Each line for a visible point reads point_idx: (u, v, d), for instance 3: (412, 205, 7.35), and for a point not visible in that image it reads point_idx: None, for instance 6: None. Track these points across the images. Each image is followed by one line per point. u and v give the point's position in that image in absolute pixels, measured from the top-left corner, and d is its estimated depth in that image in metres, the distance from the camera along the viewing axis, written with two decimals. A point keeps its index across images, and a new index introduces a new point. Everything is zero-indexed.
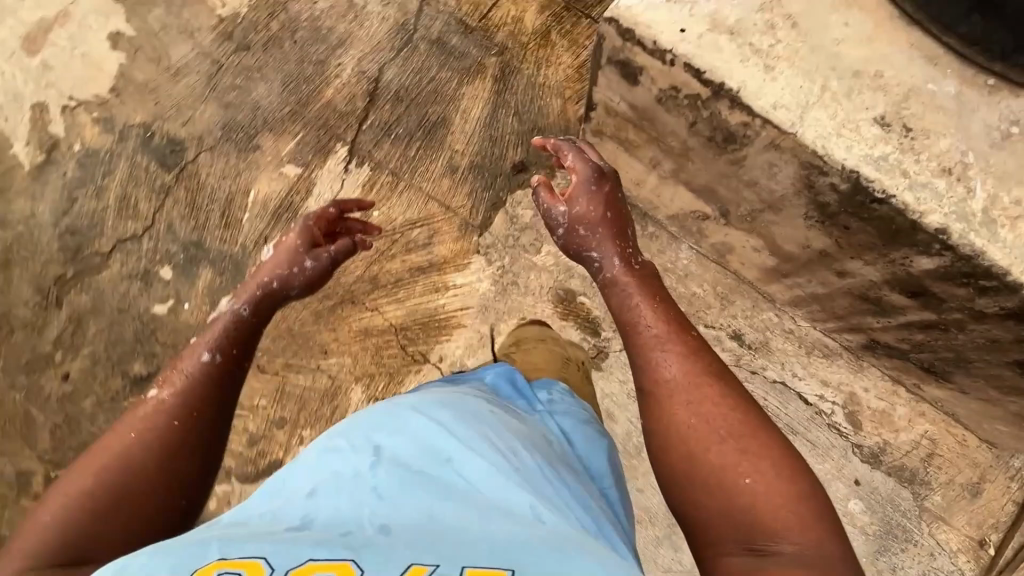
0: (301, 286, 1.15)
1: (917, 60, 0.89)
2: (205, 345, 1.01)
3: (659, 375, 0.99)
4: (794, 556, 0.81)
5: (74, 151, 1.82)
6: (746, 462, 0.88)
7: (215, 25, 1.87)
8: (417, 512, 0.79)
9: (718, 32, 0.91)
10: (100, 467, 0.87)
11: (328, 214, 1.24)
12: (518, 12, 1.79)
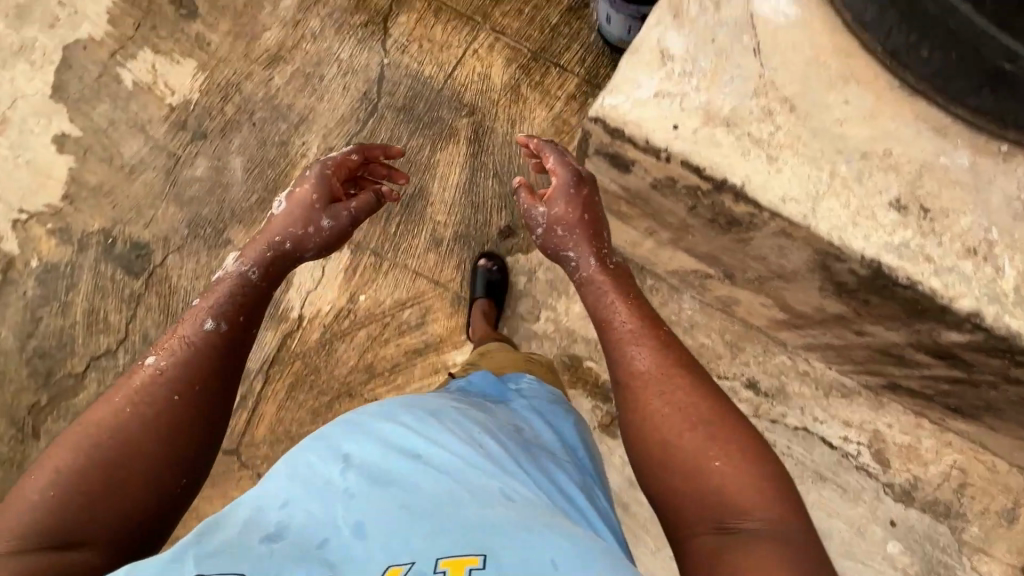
0: (316, 248, 1.10)
1: (925, 132, 0.84)
2: (209, 313, 0.94)
3: (635, 350, 0.95)
4: (768, 535, 0.75)
5: (32, 268, 1.71)
6: (720, 440, 0.84)
7: (166, 115, 1.77)
8: (390, 506, 0.72)
9: (714, 123, 0.85)
10: (89, 444, 0.78)
11: (350, 160, 1.20)
12: (484, 69, 1.73)
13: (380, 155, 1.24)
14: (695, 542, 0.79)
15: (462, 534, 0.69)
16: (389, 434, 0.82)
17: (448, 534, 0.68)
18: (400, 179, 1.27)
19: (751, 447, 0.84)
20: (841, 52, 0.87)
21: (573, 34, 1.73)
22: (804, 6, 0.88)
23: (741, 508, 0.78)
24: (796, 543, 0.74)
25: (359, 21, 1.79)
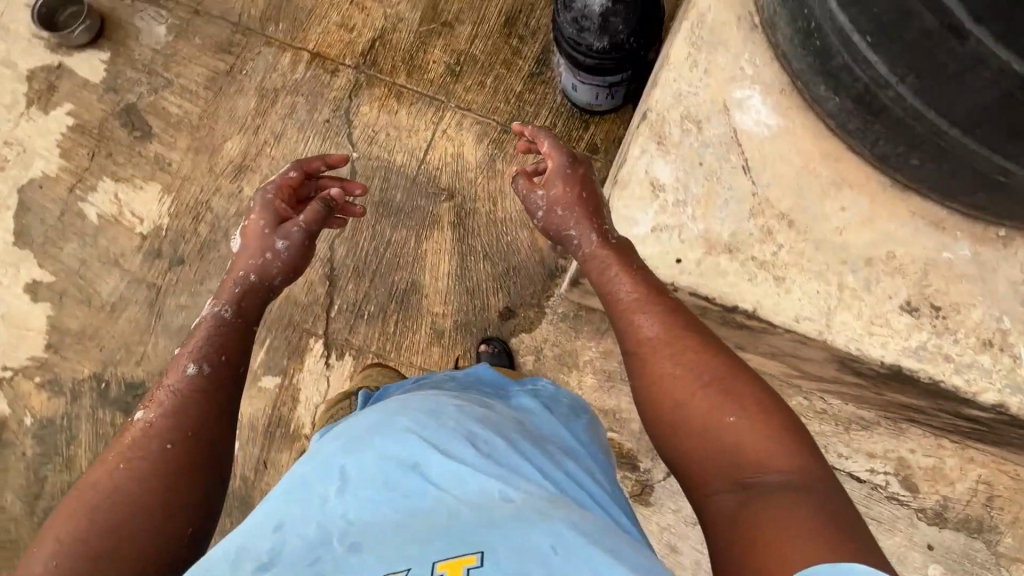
0: (281, 273, 1.18)
1: (923, 228, 0.94)
2: (191, 358, 1.00)
3: (634, 314, 0.92)
4: (782, 489, 0.74)
5: (27, 426, 1.65)
6: (733, 399, 0.82)
7: (139, 244, 1.71)
8: (386, 522, 0.73)
9: (717, 251, 0.98)
10: (95, 502, 0.81)
11: (292, 180, 1.27)
12: (456, 148, 1.70)
13: (321, 166, 1.29)
14: (717, 502, 0.78)
15: (457, 535, 0.69)
16: (385, 447, 0.83)
17: (441, 538, 0.68)
18: (354, 186, 1.31)
19: (764, 399, 0.82)
20: (828, 155, 0.98)
21: (540, 100, 1.71)
22: (783, 113, 0.99)
23: (756, 464, 0.77)
24: (817, 493, 0.73)
25: (321, 118, 1.74)
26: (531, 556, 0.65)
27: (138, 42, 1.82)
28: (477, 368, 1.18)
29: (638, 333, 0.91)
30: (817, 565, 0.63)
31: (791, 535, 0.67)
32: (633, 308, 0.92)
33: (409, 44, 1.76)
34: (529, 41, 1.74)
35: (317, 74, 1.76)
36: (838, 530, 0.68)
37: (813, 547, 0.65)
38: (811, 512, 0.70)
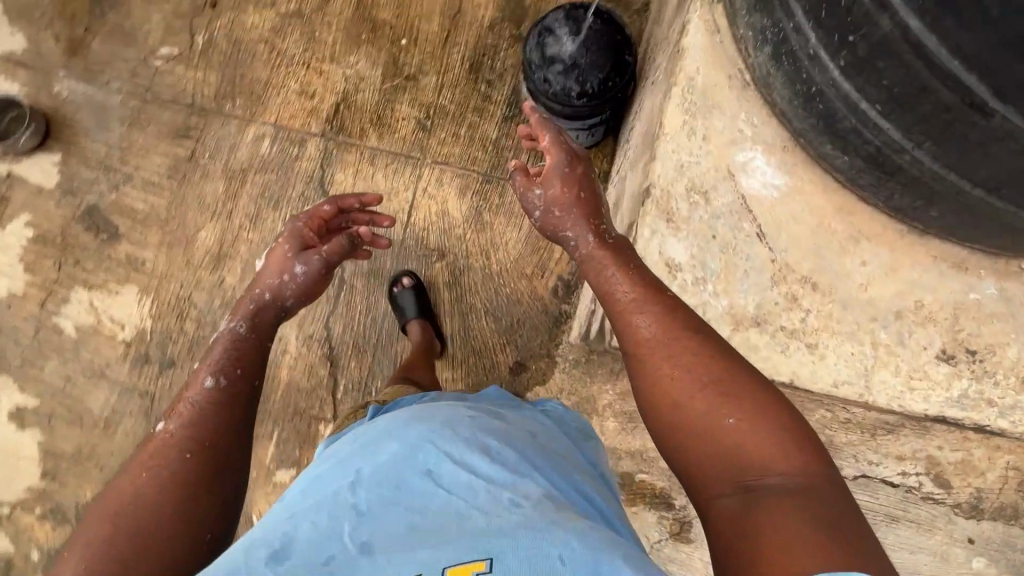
0: (295, 295, 1.13)
1: (947, 272, 0.82)
2: (209, 371, 0.94)
3: (626, 307, 0.85)
4: (787, 493, 0.66)
5: (34, 561, 1.56)
6: (737, 397, 0.74)
7: (123, 352, 1.63)
8: (398, 526, 0.67)
9: (744, 327, 0.86)
10: (116, 515, 0.77)
11: (324, 212, 1.19)
12: (440, 205, 1.65)
13: (355, 204, 1.20)
14: (716, 504, 0.70)
15: (466, 541, 0.61)
16: (398, 443, 0.77)
17: (448, 546, 0.61)
18: (383, 220, 1.21)
19: (768, 397, 0.74)
20: (842, 210, 0.84)
21: (518, 144, 1.66)
22: (790, 170, 0.86)
23: (758, 467, 0.69)
24: (824, 497, 0.66)
25: (295, 193, 1.68)
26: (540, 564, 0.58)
27: (89, 140, 1.73)
28: (488, 389, 1.12)
29: (631, 322, 0.84)
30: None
31: (796, 544, 0.60)
32: (631, 299, 0.85)
33: (373, 104, 1.70)
34: (497, 84, 1.69)
35: (283, 147, 1.70)
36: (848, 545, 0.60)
37: (821, 558, 0.58)
38: (816, 519, 0.63)
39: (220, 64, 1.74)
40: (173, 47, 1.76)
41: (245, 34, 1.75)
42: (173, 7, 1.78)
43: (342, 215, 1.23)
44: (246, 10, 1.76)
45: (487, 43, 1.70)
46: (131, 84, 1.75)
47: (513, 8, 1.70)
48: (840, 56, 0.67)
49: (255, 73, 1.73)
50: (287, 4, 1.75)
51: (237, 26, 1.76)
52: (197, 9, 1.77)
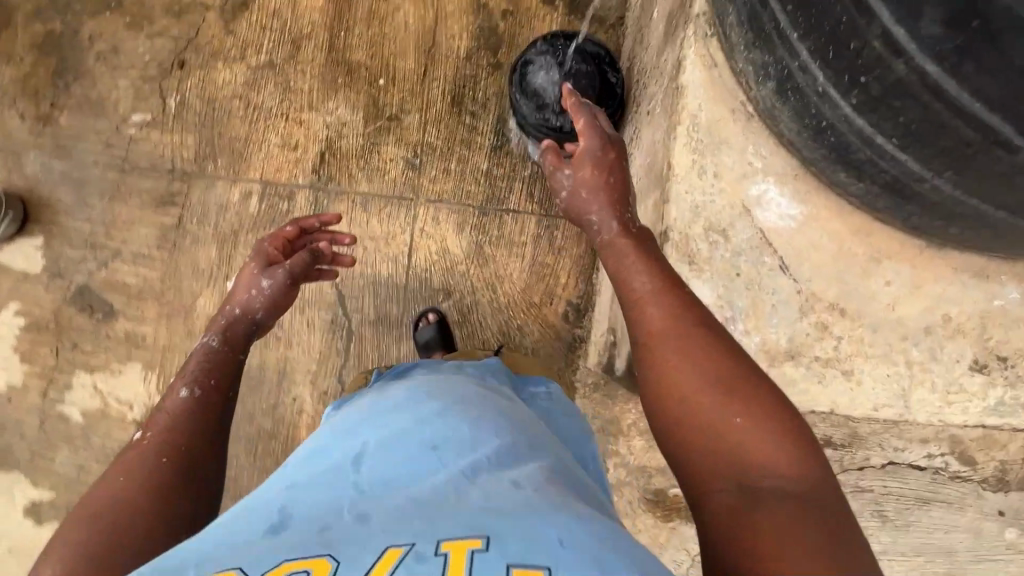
0: (264, 308, 1.17)
1: (968, 282, 0.83)
2: (183, 383, 0.97)
3: (641, 301, 0.84)
4: (787, 495, 0.63)
5: None
6: (743, 388, 0.72)
7: (134, 432, 1.59)
8: (399, 500, 0.65)
9: (780, 362, 0.86)
10: (90, 514, 0.75)
11: (287, 232, 1.25)
12: (439, 243, 1.64)
13: (315, 223, 1.27)
14: (709, 496, 0.67)
15: (469, 518, 0.58)
16: (413, 439, 0.76)
17: (452, 519, 0.58)
18: (343, 237, 1.26)
19: (771, 399, 0.72)
20: (860, 231, 0.84)
21: (510, 173, 1.65)
22: (805, 199, 0.86)
23: (753, 463, 0.67)
24: (822, 498, 0.63)
25: None
26: (538, 541, 0.55)
27: (70, 218, 1.68)
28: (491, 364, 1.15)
29: (641, 312, 0.83)
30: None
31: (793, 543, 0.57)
32: (640, 297, 0.84)
33: (359, 148, 1.68)
34: (482, 114, 1.67)
35: (272, 203, 1.66)
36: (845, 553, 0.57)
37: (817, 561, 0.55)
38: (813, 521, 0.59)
39: (196, 125, 1.70)
40: (145, 113, 1.71)
41: (218, 91, 1.71)
42: (140, 72, 1.73)
43: (304, 235, 1.28)
44: (216, 67, 1.72)
45: (466, 74, 1.68)
46: (106, 155, 1.71)
47: (488, 37, 1.69)
48: (852, 94, 0.67)
49: (233, 130, 1.70)
50: (257, 56, 1.72)
51: (209, 84, 1.72)
52: (165, 71, 1.73)
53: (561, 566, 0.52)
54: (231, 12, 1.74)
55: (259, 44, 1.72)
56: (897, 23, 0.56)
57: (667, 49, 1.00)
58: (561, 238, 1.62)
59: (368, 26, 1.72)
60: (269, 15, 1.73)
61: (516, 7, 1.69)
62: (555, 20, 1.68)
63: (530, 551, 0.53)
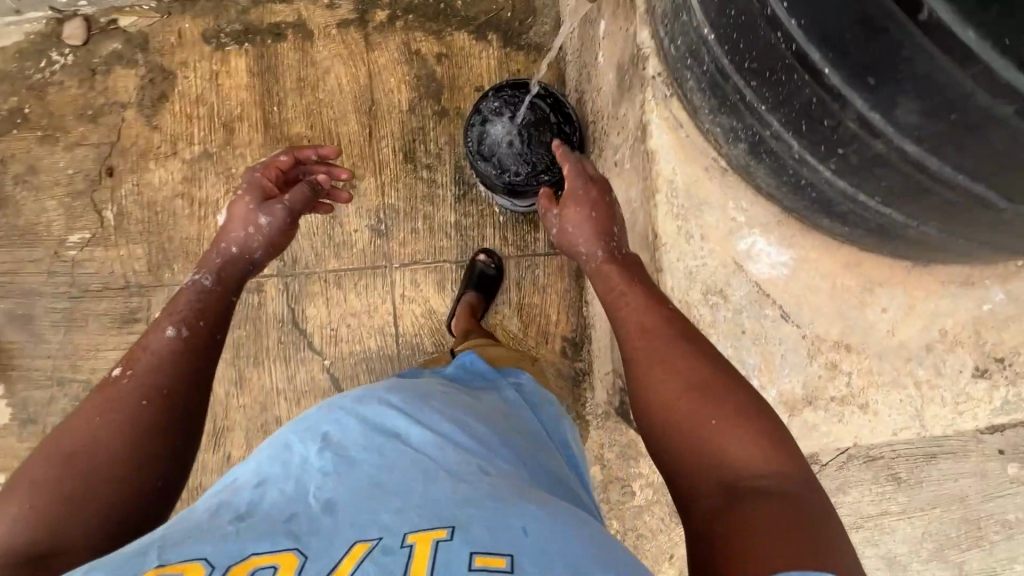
0: (262, 248, 1.16)
1: (957, 293, 0.85)
2: (171, 321, 0.94)
3: (620, 298, 0.88)
4: (767, 492, 0.62)
5: None
6: (715, 389, 0.72)
7: None
8: (365, 482, 0.65)
9: (800, 410, 0.88)
10: (65, 457, 0.76)
11: (282, 162, 1.24)
12: (424, 305, 1.60)
13: (311, 154, 1.26)
14: (693, 500, 0.67)
15: (434, 509, 0.61)
16: (378, 426, 0.75)
17: (417, 509, 0.61)
18: (340, 172, 1.27)
19: (749, 404, 0.71)
20: (849, 264, 0.86)
21: (479, 220, 1.62)
22: (792, 243, 0.87)
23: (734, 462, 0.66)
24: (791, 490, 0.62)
25: (273, 343, 1.58)
26: (506, 534, 0.57)
27: (29, 359, 1.57)
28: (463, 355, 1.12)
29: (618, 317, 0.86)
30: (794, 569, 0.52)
31: (770, 540, 0.56)
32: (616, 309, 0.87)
33: (319, 225, 1.61)
34: (438, 165, 1.63)
35: (242, 299, 1.59)
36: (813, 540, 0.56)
37: (792, 552, 0.54)
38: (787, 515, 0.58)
39: (141, 234, 1.60)
40: (83, 232, 1.60)
41: (157, 193, 1.61)
42: (67, 189, 1.62)
43: (298, 167, 1.28)
44: (148, 168, 1.62)
45: (413, 127, 1.63)
46: (51, 285, 1.59)
47: (427, 85, 1.64)
48: (830, 161, 0.67)
49: (182, 231, 1.60)
50: (190, 148, 1.62)
51: (145, 188, 1.61)
52: (94, 183, 1.62)
53: (522, 553, 0.55)
54: (152, 106, 1.64)
55: (190, 135, 1.63)
56: (872, 110, 0.56)
57: (624, 104, 1.01)
58: (543, 275, 1.61)
59: (301, 95, 1.64)
60: (193, 102, 1.64)
61: (449, 49, 1.65)
62: (492, 56, 1.65)
63: (495, 543, 0.56)
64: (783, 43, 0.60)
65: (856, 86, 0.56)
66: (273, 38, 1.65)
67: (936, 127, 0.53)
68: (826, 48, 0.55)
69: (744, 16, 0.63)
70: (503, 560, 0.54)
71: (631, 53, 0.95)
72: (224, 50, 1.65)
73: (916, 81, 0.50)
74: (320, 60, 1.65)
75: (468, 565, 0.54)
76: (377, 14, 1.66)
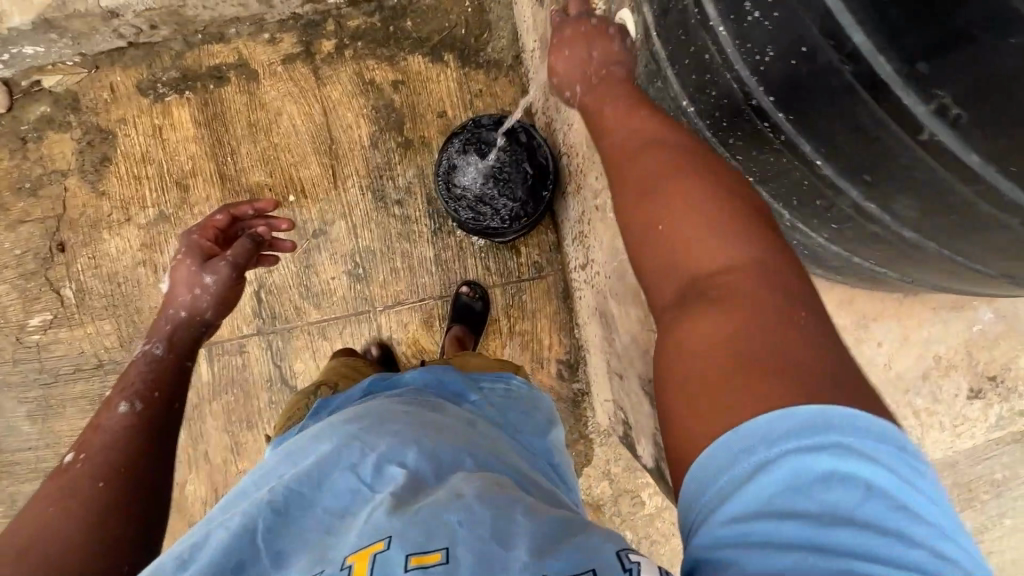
0: (212, 308, 1.08)
1: (948, 319, 0.86)
2: (121, 396, 0.88)
3: (595, 105, 0.68)
4: (758, 329, 0.45)
5: None
6: (680, 184, 0.55)
7: None
8: (316, 524, 0.66)
9: None
10: (9, 556, 0.65)
11: (218, 221, 1.13)
12: (414, 345, 1.57)
13: (249, 211, 1.15)
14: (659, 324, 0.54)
15: (372, 523, 0.62)
16: (327, 457, 0.75)
17: (359, 530, 0.62)
18: (281, 222, 1.15)
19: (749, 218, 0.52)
20: (842, 303, 0.86)
21: (459, 252, 1.57)
22: None
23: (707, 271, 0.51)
24: (771, 292, 0.47)
25: (264, 404, 1.54)
26: (439, 531, 0.59)
27: (9, 453, 1.51)
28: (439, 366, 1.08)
29: (598, 130, 0.66)
30: (769, 415, 0.41)
31: (745, 376, 0.43)
32: (592, 122, 0.68)
33: (294, 277, 1.55)
34: (409, 200, 1.56)
35: (225, 363, 1.54)
36: (795, 360, 0.43)
37: (766, 391, 0.42)
38: (769, 331, 0.45)
39: (105, 309, 1.52)
40: (43, 314, 1.52)
41: (116, 264, 1.52)
42: (17, 270, 1.52)
43: (238, 224, 1.16)
44: (101, 238, 1.52)
45: (378, 162, 1.56)
46: (20, 374, 1.52)
47: (387, 116, 1.56)
48: (824, 231, 0.66)
49: (148, 300, 1.52)
50: (143, 211, 1.53)
51: (102, 259, 1.52)
52: (46, 260, 1.52)
53: (458, 546, 0.57)
54: (95, 170, 1.53)
55: (141, 197, 1.53)
56: (867, 201, 0.55)
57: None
58: (530, 301, 1.57)
59: (254, 141, 1.55)
60: (139, 162, 1.54)
61: (405, 75, 1.56)
62: (451, 78, 1.57)
63: (429, 540, 0.58)
64: (769, 130, 0.57)
65: (850, 179, 0.54)
66: (214, 82, 1.55)
67: (935, 221, 0.51)
68: (818, 144, 0.53)
69: (727, 99, 0.60)
70: (438, 555, 0.56)
71: None
72: (164, 101, 1.54)
73: (913, 185, 0.48)
74: (269, 100, 1.55)
75: (405, 568, 0.56)
76: (323, 44, 1.56)
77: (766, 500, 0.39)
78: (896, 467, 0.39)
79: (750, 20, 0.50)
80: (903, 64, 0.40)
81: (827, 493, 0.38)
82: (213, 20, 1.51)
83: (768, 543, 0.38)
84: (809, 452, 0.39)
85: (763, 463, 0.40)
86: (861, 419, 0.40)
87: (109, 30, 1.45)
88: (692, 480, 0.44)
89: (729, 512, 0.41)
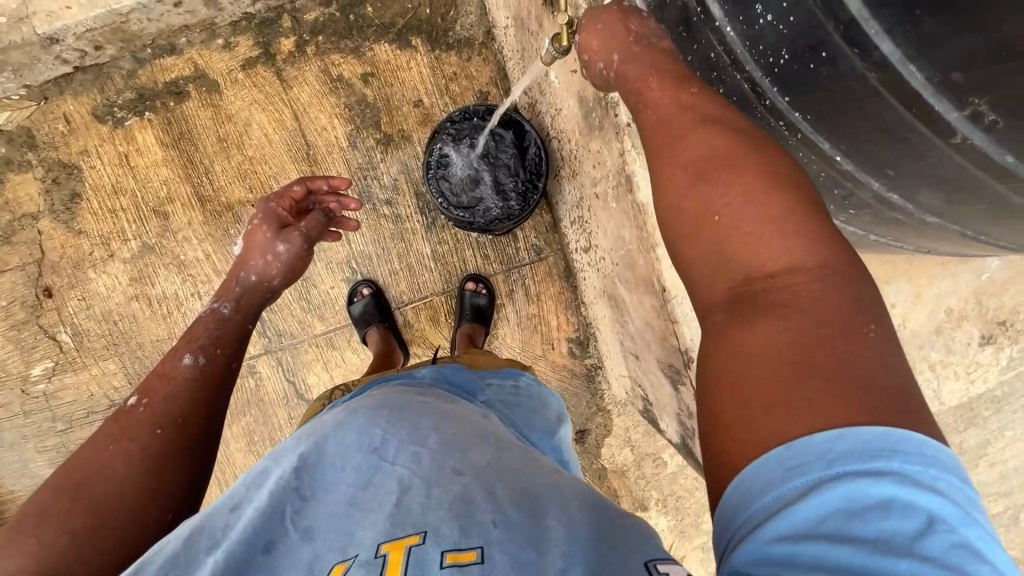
0: (281, 275, 1.09)
1: (958, 274, 0.88)
2: (187, 348, 0.89)
3: (640, 83, 0.63)
4: (818, 335, 0.44)
5: None
6: (739, 179, 0.52)
7: None
8: (342, 499, 0.65)
9: None
10: (74, 488, 0.71)
11: (294, 192, 1.14)
12: (425, 343, 1.58)
13: (324, 186, 1.16)
14: (705, 322, 0.52)
15: (405, 513, 0.60)
16: (353, 440, 0.72)
17: (389, 516, 0.60)
18: (351, 202, 1.17)
19: (799, 210, 0.50)
20: None
21: (456, 245, 1.54)
22: None
23: (770, 276, 0.49)
24: (843, 303, 0.46)
25: (283, 420, 1.55)
26: (473, 526, 0.57)
27: None
28: (447, 364, 1.02)
29: (645, 103, 0.62)
30: (829, 431, 0.40)
31: (811, 390, 0.41)
32: (640, 92, 0.62)
33: (293, 292, 1.53)
34: (398, 198, 1.52)
35: (238, 386, 1.53)
36: (865, 376, 0.42)
37: (836, 406, 0.40)
38: (834, 340, 0.44)
39: (107, 348, 1.49)
40: (44, 362, 1.49)
41: (109, 302, 1.48)
42: (8, 322, 1.47)
43: (309, 197, 1.18)
44: (88, 278, 1.48)
45: (360, 162, 1.50)
46: (34, 424, 1.51)
47: (362, 113, 1.49)
48: (839, 215, 0.65)
49: (149, 334, 1.49)
50: (126, 245, 1.48)
51: (92, 299, 1.48)
52: (34, 308, 1.47)
53: (492, 542, 0.56)
54: (66, 210, 1.46)
55: (120, 231, 1.47)
56: (889, 192, 0.53)
57: (596, 139, 0.99)
58: (534, 284, 1.56)
59: (227, 156, 1.48)
60: (111, 194, 1.47)
61: (374, 67, 1.49)
62: (422, 63, 1.49)
63: (465, 537, 0.56)
64: (785, 128, 0.55)
65: (871, 173, 0.52)
66: (174, 98, 1.46)
67: (962, 210, 0.50)
68: (836, 141, 0.51)
69: (736, 97, 0.58)
70: (473, 553, 0.55)
71: (598, 93, 0.92)
72: (124, 126, 1.46)
73: (940, 181, 0.47)
74: (235, 111, 1.48)
75: (440, 565, 0.54)
76: (282, 43, 1.47)
77: (817, 520, 0.38)
78: (950, 498, 0.38)
79: (762, 22, 0.49)
80: (936, 73, 0.39)
81: (887, 521, 0.36)
82: (160, 31, 1.41)
83: (820, 565, 0.36)
84: (869, 477, 0.38)
85: (816, 485, 0.39)
86: (922, 445, 0.39)
87: (50, 57, 1.35)
88: (735, 495, 0.42)
89: (773, 530, 0.39)
